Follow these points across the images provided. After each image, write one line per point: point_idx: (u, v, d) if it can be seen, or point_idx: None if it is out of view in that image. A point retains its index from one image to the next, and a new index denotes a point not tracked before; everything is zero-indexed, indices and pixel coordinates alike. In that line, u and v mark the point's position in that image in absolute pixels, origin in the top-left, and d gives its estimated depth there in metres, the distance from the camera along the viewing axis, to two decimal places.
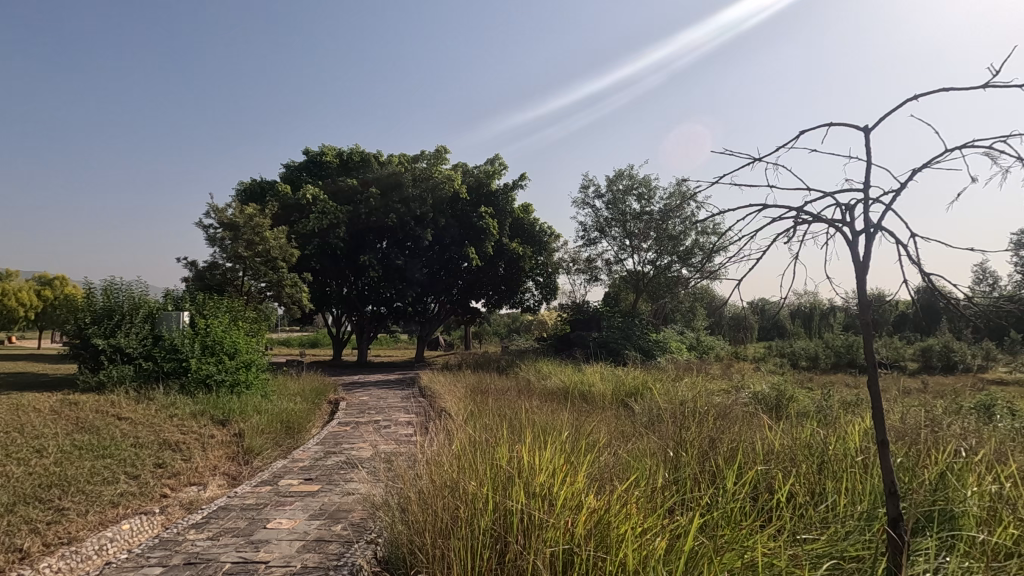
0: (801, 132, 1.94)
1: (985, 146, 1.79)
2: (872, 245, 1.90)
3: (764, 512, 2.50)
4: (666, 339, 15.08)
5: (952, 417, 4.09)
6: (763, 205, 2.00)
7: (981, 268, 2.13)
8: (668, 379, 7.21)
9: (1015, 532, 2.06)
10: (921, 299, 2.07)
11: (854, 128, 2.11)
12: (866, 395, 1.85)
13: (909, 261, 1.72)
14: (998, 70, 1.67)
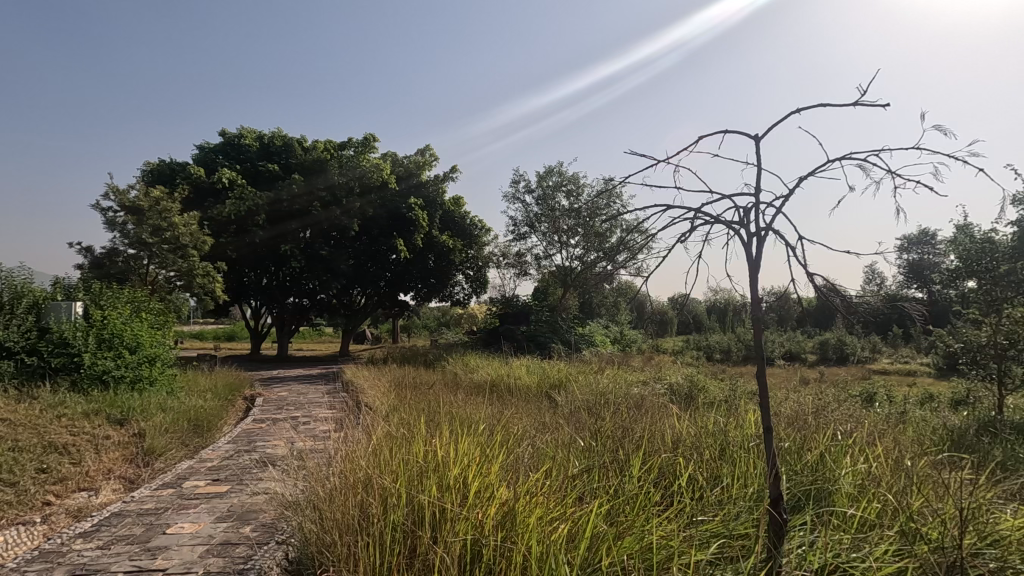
0: (699, 137, 2.07)
1: (858, 158, 1.96)
2: (763, 247, 2.03)
3: (665, 495, 2.65)
4: (591, 332, 15.56)
5: (837, 404, 4.52)
6: (666, 205, 2.10)
7: (869, 269, 2.34)
8: (590, 371, 7.47)
9: (878, 506, 2.30)
10: (817, 297, 2.24)
11: (748, 136, 2.25)
12: (757, 385, 1.98)
13: (796, 262, 1.86)
14: (864, 90, 1.84)
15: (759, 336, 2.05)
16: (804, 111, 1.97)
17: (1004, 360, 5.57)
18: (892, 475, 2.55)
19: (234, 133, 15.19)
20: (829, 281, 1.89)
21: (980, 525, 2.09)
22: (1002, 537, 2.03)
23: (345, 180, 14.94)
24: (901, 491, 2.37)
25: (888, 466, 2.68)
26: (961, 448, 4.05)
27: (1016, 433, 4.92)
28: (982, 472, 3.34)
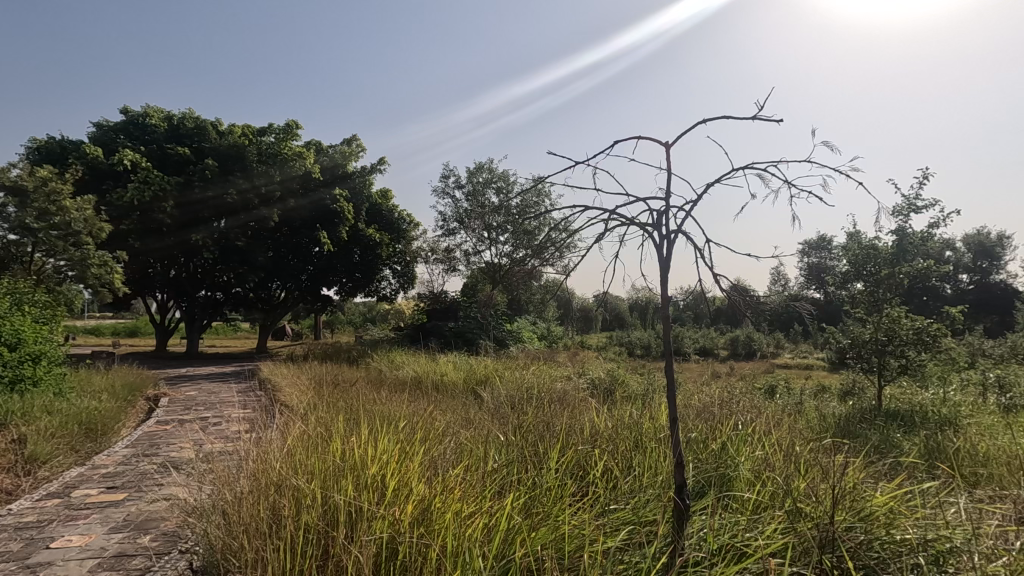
0: (616, 141, 2.14)
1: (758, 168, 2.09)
2: (674, 248, 2.14)
3: (579, 485, 2.74)
4: (519, 329, 15.76)
5: (743, 396, 4.85)
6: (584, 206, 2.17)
7: (776, 271, 2.51)
8: (516, 367, 7.56)
9: (770, 489, 2.50)
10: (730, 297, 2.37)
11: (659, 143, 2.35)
12: (665, 378, 2.08)
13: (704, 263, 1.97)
14: (760, 103, 1.97)
15: (668, 334, 2.15)
16: (710, 121, 2.07)
17: (884, 354, 6.21)
18: (783, 460, 2.77)
19: (139, 112, 13.99)
20: (732, 283, 2.02)
21: (853, 503, 2.31)
22: (870, 513, 2.26)
23: (265, 167, 14.14)
24: (789, 473, 2.59)
25: (781, 452, 2.91)
26: (846, 435, 4.47)
27: (892, 420, 5.51)
28: (861, 455, 3.71)
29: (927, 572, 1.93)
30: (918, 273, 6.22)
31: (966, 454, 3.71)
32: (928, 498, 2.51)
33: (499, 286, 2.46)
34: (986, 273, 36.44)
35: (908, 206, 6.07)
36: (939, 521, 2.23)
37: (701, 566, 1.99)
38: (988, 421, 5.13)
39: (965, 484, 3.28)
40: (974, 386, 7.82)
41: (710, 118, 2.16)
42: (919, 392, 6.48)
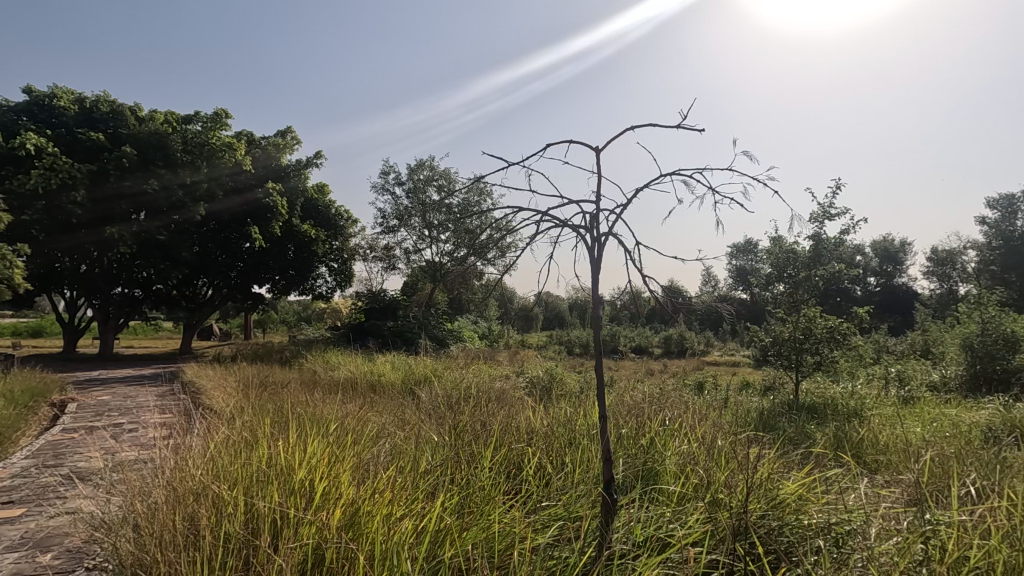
0: (548, 144, 2.18)
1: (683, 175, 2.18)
2: (605, 250, 2.19)
3: (511, 483, 2.76)
4: (460, 328, 15.72)
5: (674, 393, 5.06)
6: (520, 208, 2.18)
7: (706, 272, 2.61)
8: (455, 367, 7.52)
9: (693, 481, 2.62)
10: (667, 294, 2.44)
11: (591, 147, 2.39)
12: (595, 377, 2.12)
13: (634, 265, 2.03)
14: (685, 112, 2.05)
15: (597, 334, 2.21)
16: (638, 127, 2.14)
17: (801, 352, 6.65)
18: (706, 452, 2.91)
19: (45, 92, 12.82)
20: (660, 285, 2.10)
21: (767, 491, 2.46)
22: (782, 500, 2.41)
23: (190, 157, 13.33)
24: (711, 465, 2.72)
25: (705, 445, 3.06)
26: (766, 428, 4.76)
27: (806, 412, 5.92)
28: (778, 446, 3.96)
29: (828, 554, 2.09)
30: (832, 276, 6.66)
31: (868, 444, 4.05)
32: (833, 484, 2.72)
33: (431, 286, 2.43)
34: (890, 276, 39.83)
35: (824, 213, 6.52)
36: (840, 506, 2.43)
37: (627, 556, 2.06)
38: (888, 413, 5.62)
39: (867, 471, 3.57)
40: (878, 380, 8.53)
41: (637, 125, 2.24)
42: (830, 386, 6.99)
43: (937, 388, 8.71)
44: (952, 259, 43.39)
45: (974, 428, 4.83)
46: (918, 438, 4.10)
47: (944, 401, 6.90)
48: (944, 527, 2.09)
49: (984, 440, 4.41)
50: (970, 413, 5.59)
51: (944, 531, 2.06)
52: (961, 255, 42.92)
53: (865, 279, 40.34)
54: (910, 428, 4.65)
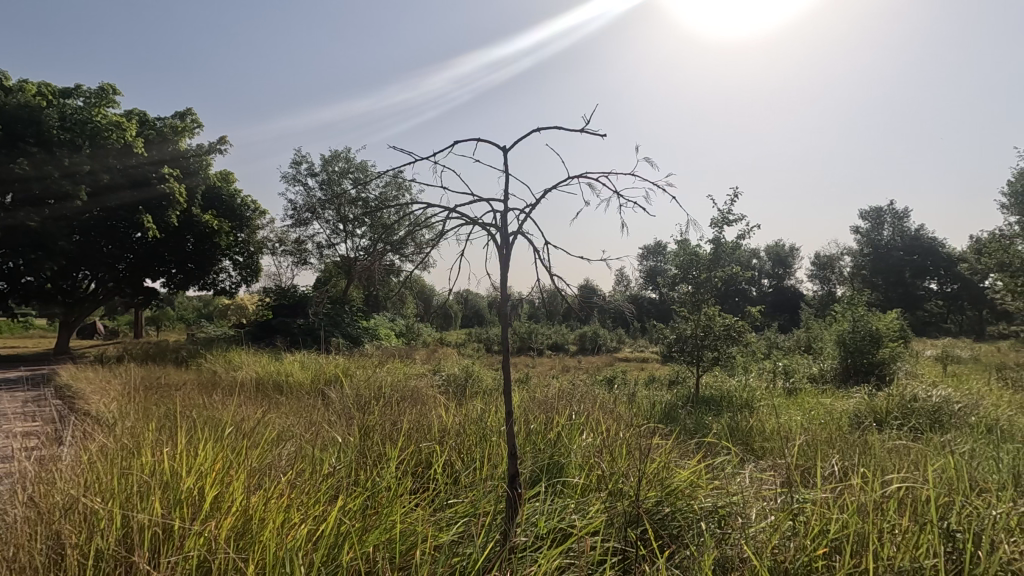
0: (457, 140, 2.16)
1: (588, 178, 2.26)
2: (515, 249, 2.21)
3: (417, 481, 2.73)
4: (375, 326, 15.38)
5: (585, 388, 5.24)
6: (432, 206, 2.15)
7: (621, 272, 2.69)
8: (369, 366, 7.34)
9: (595, 473, 2.73)
10: (583, 292, 2.49)
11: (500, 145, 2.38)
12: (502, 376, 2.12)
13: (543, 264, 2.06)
14: (587, 117, 2.11)
15: (505, 328, 2.22)
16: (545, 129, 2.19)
17: (701, 348, 7.13)
18: (610, 445, 3.04)
19: None
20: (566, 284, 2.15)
21: (661, 480, 2.61)
22: (675, 488, 2.56)
23: (69, 135, 11.96)
24: (612, 458, 2.84)
25: (609, 437, 3.19)
26: (668, 420, 5.06)
27: (704, 404, 6.35)
28: (676, 437, 4.23)
29: (712, 534, 2.26)
30: (728, 278, 7.18)
31: (755, 433, 4.42)
32: (722, 471, 2.93)
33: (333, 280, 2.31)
34: (780, 278, 43.81)
35: (723, 218, 7.01)
36: (728, 489, 2.63)
37: (529, 548, 2.11)
38: (774, 403, 6.16)
39: (753, 456, 3.90)
40: (767, 373, 9.34)
41: (545, 127, 2.30)
42: (726, 380, 7.54)
43: (816, 379, 9.68)
44: (831, 265, 48.39)
45: (843, 415, 5.42)
46: (797, 425, 4.53)
47: (820, 392, 7.68)
48: (809, 504, 2.31)
49: (851, 425, 4.96)
50: (841, 402, 6.26)
51: (810, 508, 2.28)
52: (839, 261, 48.02)
53: (759, 280, 44.04)
54: (791, 417, 5.12)
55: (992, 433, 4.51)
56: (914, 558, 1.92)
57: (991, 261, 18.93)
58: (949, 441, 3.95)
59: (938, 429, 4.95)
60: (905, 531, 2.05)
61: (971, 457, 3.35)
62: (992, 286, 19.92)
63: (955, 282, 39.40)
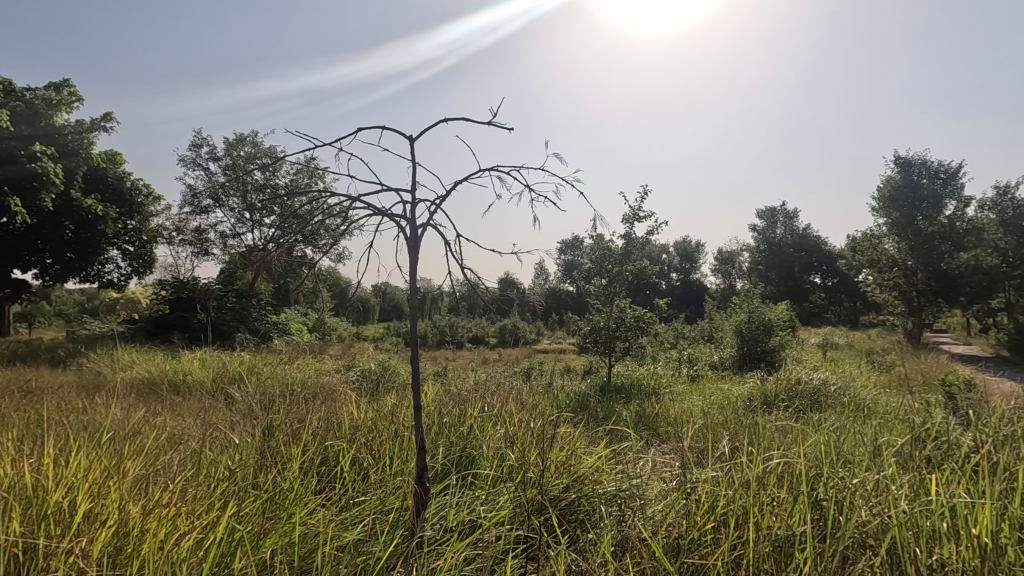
0: (361, 128, 2.09)
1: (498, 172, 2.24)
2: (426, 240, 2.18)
3: (322, 481, 2.65)
4: (285, 321, 14.68)
5: (502, 380, 5.29)
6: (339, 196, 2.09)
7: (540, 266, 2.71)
8: (279, 362, 7.00)
9: (506, 462, 2.78)
10: (503, 285, 2.50)
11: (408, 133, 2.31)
12: (412, 373, 2.08)
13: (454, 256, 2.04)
14: (494, 111, 2.10)
15: (414, 322, 2.19)
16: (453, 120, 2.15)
17: (614, 339, 7.44)
18: (521, 435, 3.10)
19: None
20: (476, 279, 2.15)
21: (569, 467, 2.72)
22: (581, 474, 2.67)
23: None
24: (522, 447, 2.90)
25: (520, 427, 3.26)
26: (580, 408, 5.26)
27: (616, 393, 6.64)
28: (588, 425, 4.41)
29: (614, 517, 2.37)
30: (639, 272, 7.51)
31: (660, 418, 4.70)
32: (626, 456, 3.08)
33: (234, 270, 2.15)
34: (687, 272, 46.59)
35: (633, 215, 7.33)
36: (632, 473, 2.77)
37: (436, 542, 2.11)
38: (679, 391, 6.56)
39: (656, 440, 4.13)
40: (674, 361, 9.92)
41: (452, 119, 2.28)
42: (636, 369, 7.93)
43: (716, 366, 10.40)
44: (732, 260, 52.00)
45: (739, 399, 5.89)
46: (697, 410, 4.87)
47: (719, 378, 8.27)
48: (701, 483, 2.49)
49: (744, 408, 5.41)
50: (738, 387, 6.79)
51: (702, 487, 2.46)
52: (738, 256, 51.83)
53: (669, 274, 46.58)
54: (692, 402, 5.50)
55: (859, 411, 5.08)
56: (787, 525, 2.13)
57: (863, 258, 21.20)
58: (823, 419, 4.42)
59: (817, 409, 5.50)
60: (782, 503, 2.26)
61: (840, 433, 3.76)
62: (863, 280, 22.35)
63: (835, 277, 43.80)
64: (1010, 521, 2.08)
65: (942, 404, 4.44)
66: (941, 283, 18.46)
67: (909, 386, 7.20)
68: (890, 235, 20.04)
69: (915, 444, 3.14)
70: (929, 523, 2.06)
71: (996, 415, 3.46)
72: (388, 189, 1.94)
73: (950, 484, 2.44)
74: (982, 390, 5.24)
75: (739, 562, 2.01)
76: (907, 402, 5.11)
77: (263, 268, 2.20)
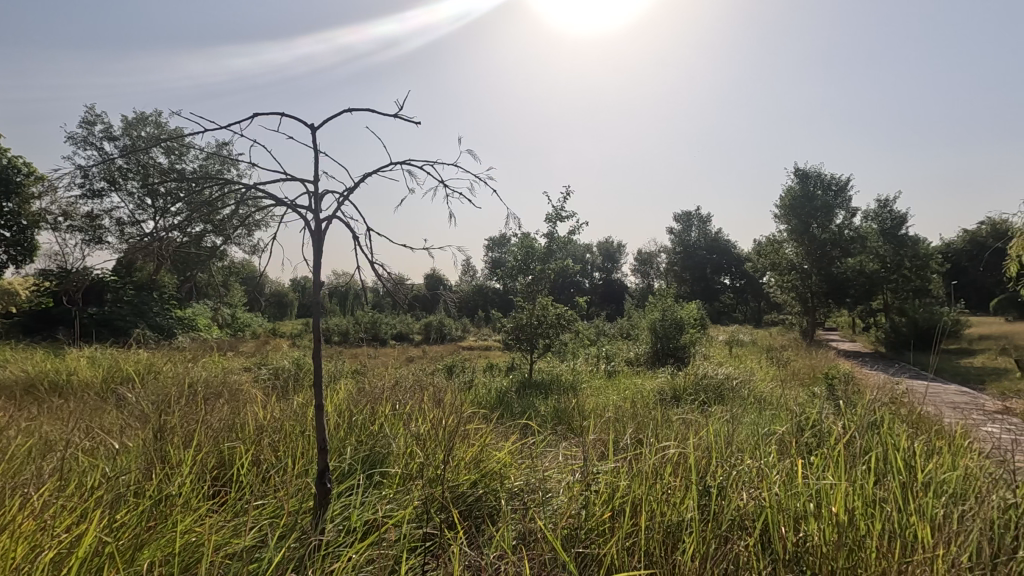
0: (259, 112, 1.99)
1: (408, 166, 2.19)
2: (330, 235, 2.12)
3: (216, 486, 2.50)
4: (191, 316, 13.73)
5: (420, 376, 5.23)
6: (245, 184, 1.99)
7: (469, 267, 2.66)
8: (182, 359, 6.54)
9: (414, 458, 2.76)
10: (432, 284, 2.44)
11: (312, 123, 2.19)
12: (313, 370, 1.99)
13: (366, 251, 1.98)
14: (400, 106, 2.05)
15: (316, 319, 2.11)
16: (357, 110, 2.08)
17: (536, 335, 7.55)
18: (432, 432, 3.08)
19: None
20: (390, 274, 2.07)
21: (478, 465, 2.74)
22: (489, 470, 2.71)
23: None
24: (432, 444, 2.88)
25: (432, 424, 3.24)
26: (500, 404, 5.31)
27: (535, 388, 6.77)
28: (504, 421, 4.46)
29: (518, 510, 2.42)
30: (561, 271, 7.69)
31: (574, 412, 4.84)
32: (534, 451, 3.15)
33: (126, 257, 2.02)
34: (609, 271, 48.42)
35: (556, 215, 7.48)
36: (539, 469, 2.83)
37: (336, 545, 2.05)
38: (595, 386, 6.78)
39: (570, 434, 4.25)
40: (592, 357, 10.26)
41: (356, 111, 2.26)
42: (556, 366, 8.09)
43: (631, 361, 10.85)
44: (650, 260, 54.47)
45: (651, 393, 6.18)
46: (609, 404, 5.07)
47: (634, 373, 8.64)
48: (602, 475, 2.59)
49: (654, 402, 5.69)
50: (651, 381, 7.13)
51: (603, 478, 2.56)
52: (656, 257, 54.40)
53: (591, 273, 48.13)
54: (607, 397, 5.71)
55: (755, 403, 5.50)
56: (678, 513, 2.26)
57: (765, 260, 22.93)
58: (723, 411, 4.74)
59: (719, 402, 5.87)
60: (675, 492, 2.39)
61: (734, 422, 4.06)
62: (767, 282, 24.15)
63: (742, 278, 47.03)
64: (864, 499, 2.34)
65: (823, 394, 4.90)
66: (832, 285, 20.30)
67: (798, 380, 7.88)
68: (789, 240, 21.80)
69: (796, 432, 3.43)
70: (798, 504, 2.26)
71: (862, 404, 3.87)
72: (286, 180, 1.86)
73: (820, 469, 2.69)
74: (857, 382, 5.82)
75: (631, 548, 2.12)
76: (796, 394, 5.58)
77: (161, 256, 2.08)
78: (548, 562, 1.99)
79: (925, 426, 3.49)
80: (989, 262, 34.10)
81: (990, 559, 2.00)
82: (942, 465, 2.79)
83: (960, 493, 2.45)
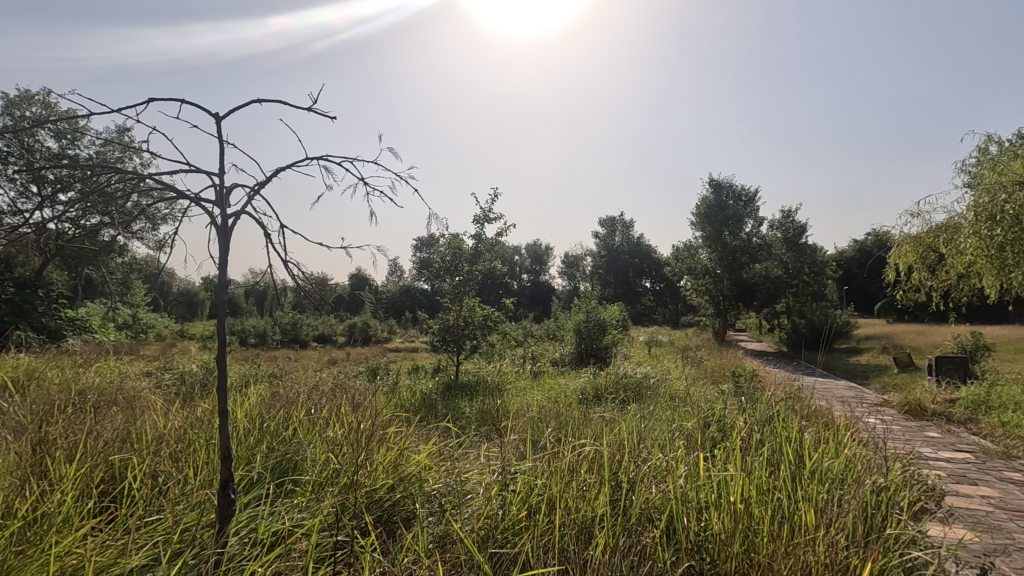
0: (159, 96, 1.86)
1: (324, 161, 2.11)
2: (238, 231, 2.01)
3: (104, 501, 2.30)
4: (84, 317, 12.49)
5: (340, 379, 5.06)
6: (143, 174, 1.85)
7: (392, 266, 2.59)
8: (71, 364, 5.93)
9: (328, 464, 2.66)
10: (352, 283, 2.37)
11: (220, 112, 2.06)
12: (217, 372, 1.88)
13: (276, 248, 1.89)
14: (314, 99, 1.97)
15: (222, 318, 1.99)
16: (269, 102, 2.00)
17: (462, 337, 7.52)
18: (349, 436, 2.98)
19: None
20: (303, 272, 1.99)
21: (396, 468, 2.69)
22: (408, 474, 2.67)
23: None
24: (348, 450, 2.80)
25: (349, 429, 3.14)
26: (424, 406, 5.24)
27: (461, 390, 6.75)
28: (426, 423, 4.41)
29: (435, 513, 2.39)
30: (487, 272, 7.71)
31: (497, 413, 4.86)
32: (453, 452, 3.14)
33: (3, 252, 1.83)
34: (537, 273, 49.17)
35: (484, 216, 7.50)
36: (458, 471, 2.83)
37: (240, 558, 1.94)
38: (519, 387, 6.84)
39: (492, 435, 4.27)
40: (519, 357, 10.37)
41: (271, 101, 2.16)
42: (481, 367, 8.08)
43: (556, 362, 11.06)
44: (576, 263, 55.86)
45: (573, 393, 6.33)
46: (533, 404, 5.14)
47: (558, 373, 8.82)
48: (520, 474, 2.63)
49: (576, 401, 5.83)
50: (574, 381, 7.32)
51: (521, 477, 2.59)
52: (582, 260, 55.90)
53: (519, 274, 48.71)
54: (530, 397, 5.78)
55: (669, 400, 5.78)
56: (591, 509, 2.33)
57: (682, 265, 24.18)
58: (638, 408, 4.94)
59: (637, 400, 6.12)
60: (589, 488, 2.47)
61: (648, 419, 4.25)
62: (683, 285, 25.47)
63: (661, 281, 49.30)
64: (760, 488, 2.53)
65: (730, 391, 5.22)
66: (741, 289, 21.74)
67: (709, 378, 8.37)
68: (704, 246, 23.11)
69: (703, 427, 3.64)
70: (700, 496, 2.40)
71: (763, 399, 4.16)
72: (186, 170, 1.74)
73: (723, 461, 2.87)
74: (759, 379, 6.26)
75: (547, 546, 2.17)
76: (707, 392, 5.91)
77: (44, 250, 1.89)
78: (464, 563, 1.99)
79: (814, 418, 3.81)
80: (874, 269, 37.88)
81: (862, 537, 2.21)
82: (827, 454, 3.06)
83: (843, 478, 2.69)
